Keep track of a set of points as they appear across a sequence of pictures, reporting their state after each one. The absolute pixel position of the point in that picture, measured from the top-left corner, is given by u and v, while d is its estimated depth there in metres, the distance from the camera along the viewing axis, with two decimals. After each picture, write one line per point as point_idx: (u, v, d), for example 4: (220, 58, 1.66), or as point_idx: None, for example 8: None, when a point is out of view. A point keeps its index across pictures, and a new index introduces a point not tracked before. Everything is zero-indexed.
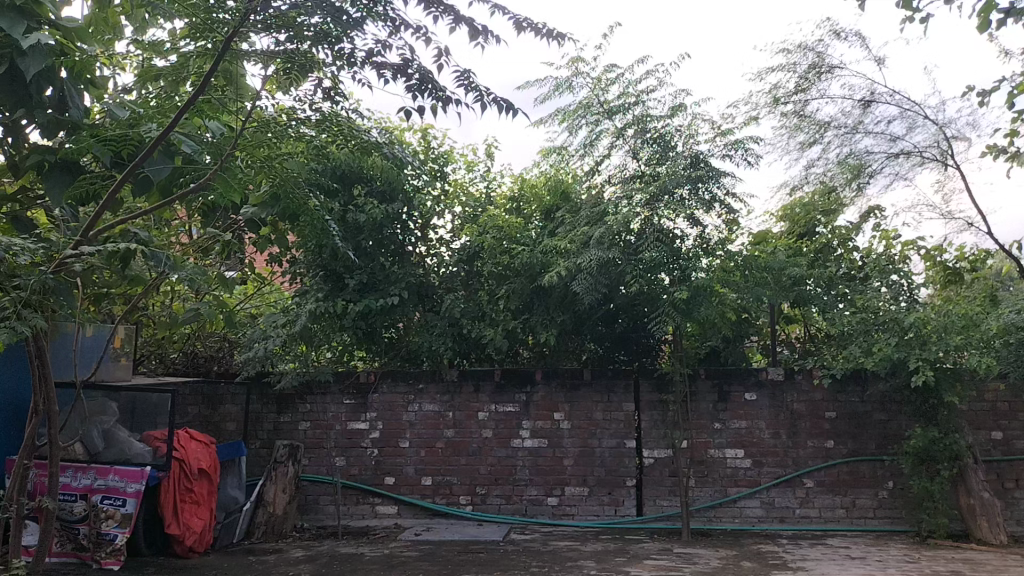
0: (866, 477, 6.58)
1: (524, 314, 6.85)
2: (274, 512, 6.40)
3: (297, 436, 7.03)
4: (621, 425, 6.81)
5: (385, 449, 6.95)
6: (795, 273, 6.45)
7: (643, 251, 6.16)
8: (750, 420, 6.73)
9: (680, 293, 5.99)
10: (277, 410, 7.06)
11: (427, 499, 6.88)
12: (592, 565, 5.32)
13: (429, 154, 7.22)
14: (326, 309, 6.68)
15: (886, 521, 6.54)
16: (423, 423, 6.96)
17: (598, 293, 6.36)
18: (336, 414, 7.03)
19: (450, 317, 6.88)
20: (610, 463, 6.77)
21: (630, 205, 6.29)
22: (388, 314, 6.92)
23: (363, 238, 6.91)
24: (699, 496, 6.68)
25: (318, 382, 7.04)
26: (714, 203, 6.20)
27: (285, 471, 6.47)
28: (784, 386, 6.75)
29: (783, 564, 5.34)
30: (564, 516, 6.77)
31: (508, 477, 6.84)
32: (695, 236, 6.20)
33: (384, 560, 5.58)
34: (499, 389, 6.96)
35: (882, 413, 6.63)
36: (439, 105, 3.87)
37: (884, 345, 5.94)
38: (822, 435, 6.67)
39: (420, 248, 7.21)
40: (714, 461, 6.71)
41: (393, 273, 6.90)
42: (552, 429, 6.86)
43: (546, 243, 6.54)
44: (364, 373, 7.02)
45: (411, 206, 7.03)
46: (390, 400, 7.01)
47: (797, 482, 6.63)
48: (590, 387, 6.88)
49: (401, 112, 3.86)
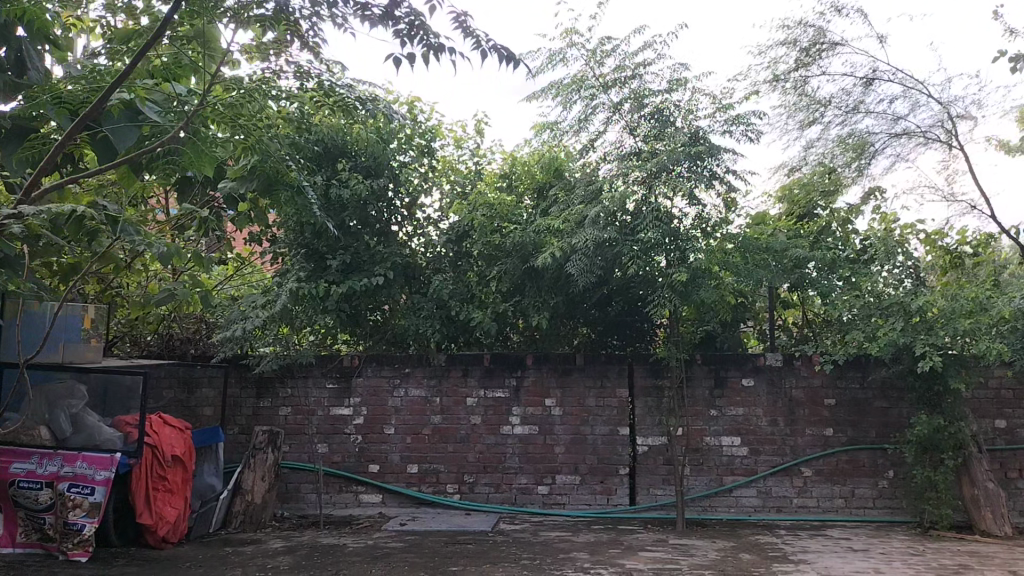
0: (866, 466, 6.38)
1: (515, 296, 6.60)
2: (252, 500, 6.11)
3: (277, 422, 6.76)
4: (614, 412, 6.58)
5: (369, 436, 6.69)
6: (797, 254, 6.20)
7: (641, 231, 5.89)
8: (748, 407, 6.51)
9: (678, 275, 5.76)
10: (256, 394, 6.78)
11: (413, 488, 6.63)
12: (585, 557, 5.09)
13: (416, 129, 6.91)
14: (309, 289, 6.40)
15: (886, 512, 6.36)
16: (409, 409, 6.70)
17: (593, 275, 6.12)
18: (318, 400, 6.75)
19: (438, 298, 6.62)
20: (602, 451, 6.54)
21: (627, 182, 6.02)
22: (373, 295, 6.66)
23: (347, 215, 6.65)
24: (694, 485, 6.46)
25: (299, 366, 6.76)
26: (714, 180, 5.95)
27: (264, 458, 6.20)
28: (783, 372, 6.53)
29: (784, 556, 5.13)
30: (554, 505, 6.54)
31: (496, 465, 6.60)
32: (694, 216, 5.95)
33: (367, 551, 5.33)
34: (488, 374, 6.70)
35: (883, 401, 6.43)
36: (430, 52, 3.64)
37: (890, 330, 5.73)
38: (821, 423, 6.46)
39: (407, 230, 6.94)
40: (710, 449, 6.50)
41: (378, 252, 6.63)
42: (543, 416, 6.62)
43: (540, 222, 6.27)
44: (347, 357, 6.75)
45: (397, 182, 6.74)
46: (375, 385, 6.74)
47: (795, 471, 6.42)
48: (582, 372, 6.64)
49: (389, 59, 3.64)
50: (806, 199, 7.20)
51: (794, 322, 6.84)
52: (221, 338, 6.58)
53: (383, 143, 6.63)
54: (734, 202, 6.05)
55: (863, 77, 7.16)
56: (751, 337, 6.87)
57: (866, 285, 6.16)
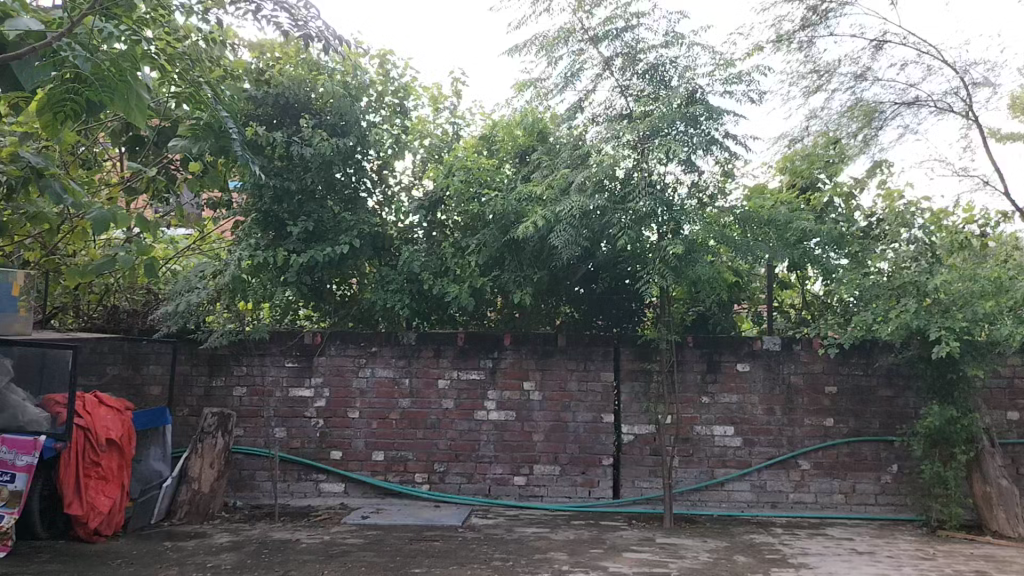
0: (867, 460, 5.92)
1: (493, 271, 6.02)
2: (199, 489, 5.54)
3: (231, 404, 6.18)
4: (598, 398, 6.06)
5: (331, 420, 6.14)
6: (802, 227, 5.64)
7: (631, 201, 5.33)
8: (742, 394, 6.01)
9: (672, 247, 5.21)
10: (208, 373, 6.19)
11: (379, 477, 6.10)
12: (564, 559, 4.57)
13: (387, 85, 6.31)
14: (263, 258, 5.84)
15: (889, 509, 5.89)
16: (376, 392, 6.15)
17: (578, 248, 5.56)
18: (276, 379, 6.18)
19: (408, 271, 6.02)
20: (585, 440, 6.03)
21: (618, 146, 5.43)
22: (337, 267, 6.11)
23: (309, 176, 6.03)
24: (683, 478, 5.97)
25: (256, 343, 6.18)
26: (713, 145, 5.42)
27: (213, 443, 5.63)
28: (781, 357, 6.03)
29: (783, 560, 4.63)
30: (531, 497, 6.02)
31: (470, 453, 6.08)
32: (689, 183, 5.45)
33: (321, 549, 4.78)
34: (462, 354, 6.16)
35: (888, 389, 5.96)
36: None
37: (903, 311, 5.22)
38: (821, 412, 5.98)
39: (377, 198, 6.39)
40: (701, 439, 6.00)
41: (344, 219, 6.05)
42: (521, 401, 6.09)
43: (521, 188, 5.69)
44: (308, 334, 6.18)
45: (365, 144, 6.14)
46: (338, 364, 6.18)
47: (792, 464, 5.95)
48: (564, 354, 6.11)
49: None
50: (809, 170, 6.68)
51: (791, 302, 6.46)
52: (165, 311, 5.96)
53: (350, 97, 6.03)
54: (733, 172, 5.50)
55: (873, 41, 6.62)
56: (743, 319, 6.42)
57: (875, 262, 5.64)
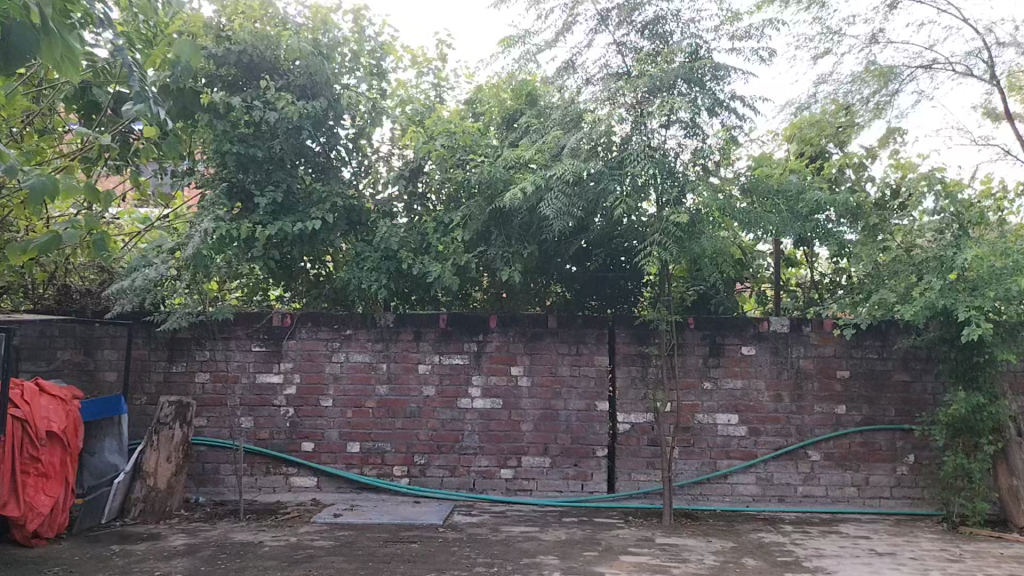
0: (882, 450, 5.49)
1: (479, 246, 5.51)
2: (154, 486, 5.07)
3: (193, 391, 5.68)
4: (592, 384, 5.58)
5: (301, 409, 5.65)
6: (816, 198, 5.16)
7: (627, 168, 4.84)
8: (748, 379, 5.55)
9: (677, 217, 4.75)
10: (167, 358, 5.68)
11: (354, 470, 5.62)
12: (555, 564, 4.10)
13: (362, 44, 5.74)
14: (228, 230, 5.29)
15: (904, 503, 5.47)
16: (350, 378, 5.66)
17: (571, 219, 5.06)
18: (242, 365, 5.68)
19: (385, 248, 5.51)
20: (577, 430, 5.56)
21: (614, 108, 4.96)
22: (309, 242, 5.61)
23: (276, 143, 5.51)
24: (683, 470, 5.52)
25: (219, 325, 5.67)
26: (719, 107, 4.95)
27: (170, 435, 5.15)
28: (789, 340, 5.57)
29: (797, 564, 4.19)
30: (519, 492, 5.57)
31: (453, 444, 5.61)
32: (692, 149, 4.97)
33: (286, 553, 4.30)
34: (444, 337, 5.68)
35: (905, 374, 5.52)
36: None
37: (927, 289, 4.74)
38: (832, 399, 5.53)
39: (354, 166, 5.89)
40: (703, 428, 5.54)
41: (316, 191, 5.56)
42: (508, 387, 5.62)
43: (508, 155, 5.19)
44: (277, 316, 5.68)
45: (336, 108, 5.60)
46: (310, 349, 5.68)
47: (801, 455, 5.51)
48: (554, 337, 5.63)
49: None
50: (818, 138, 6.18)
51: (798, 280, 6.07)
52: (117, 291, 5.30)
53: (320, 55, 5.49)
54: (735, 143, 5.00)
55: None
56: (749, 297, 6.08)
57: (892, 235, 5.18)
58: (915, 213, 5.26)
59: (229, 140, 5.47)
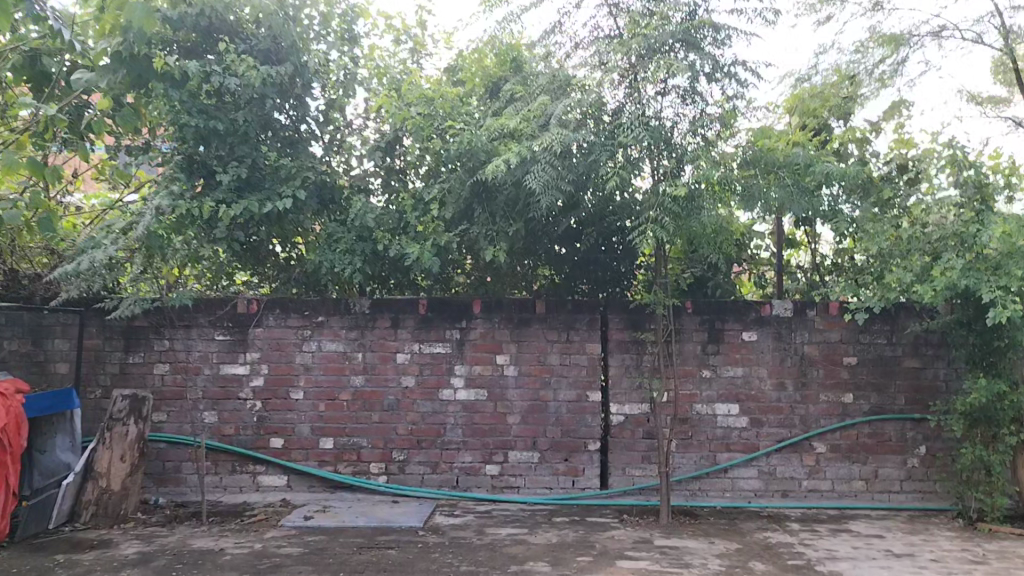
0: (891, 441, 5.16)
1: (460, 225, 5.10)
2: (107, 488, 4.61)
3: (151, 384, 5.24)
4: (583, 373, 5.20)
5: (269, 402, 5.23)
6: (825, 170, 4.77)
7: (621, 137, 4.45)
8: (749, 367, 5.18)
9: (674, 191, 4.36)
10: (123, 348, 5.24)
11: (327, 468, 5.22)
12: (547, 572, 3.72)
13: (332, 6, 5.26)
14: (188, 209, 4.88)
15: (915, 497, 5.16)
16: (323, 368, 5.24)
17: (561, 195, 4.66)
18: (204, 355, 5.25)
19: (360, 227, 5.09)
20: (567, 423, 5.18)
21: (606, 72, 4.55)
22: (277, 223, 5.17)
23: (239, 113, 5.07)
24: (681, 464, 5.16)
25: (179, 313, 5.24)
26: (720, 71, 4.56)
27: (123, 433, 4.69)
28: (793, 325, 5.21)
29: (811, 568, 3.83)
30: (506, 489, 5.19)
31: (434, 439, 5.21)
32: (692, 117, 4.55)
33: (250, 562, 3.89)
34: (424, 324, 5.27)
35: (915, 360, 5.18)
36: None
37: (947, 268, 4.39)
38: (839, 387, 5.18)
39: (324, 137, 5.42)
40: (702, 420, 5.17)
41: (283, 166, 5.13)
42: (493, 377, 5.23)
43: (492, 124, 4.78)
44: (242, 302, 5.25)
45: (304, 75, 5.16)
46: (278, 337, 5.26)
47: (805, 447, 5.17)
48: (543, 323, 5.24)
49: None
50: (822, 109, 5.74)
51: (798, 263, 5.71)
52: (63, 274, 4.84)
53: (286, 17, 5.04)
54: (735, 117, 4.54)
55: None
56: (747, 279, 5.70)
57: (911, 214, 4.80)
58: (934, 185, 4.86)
59: (187, 111, 4.99)
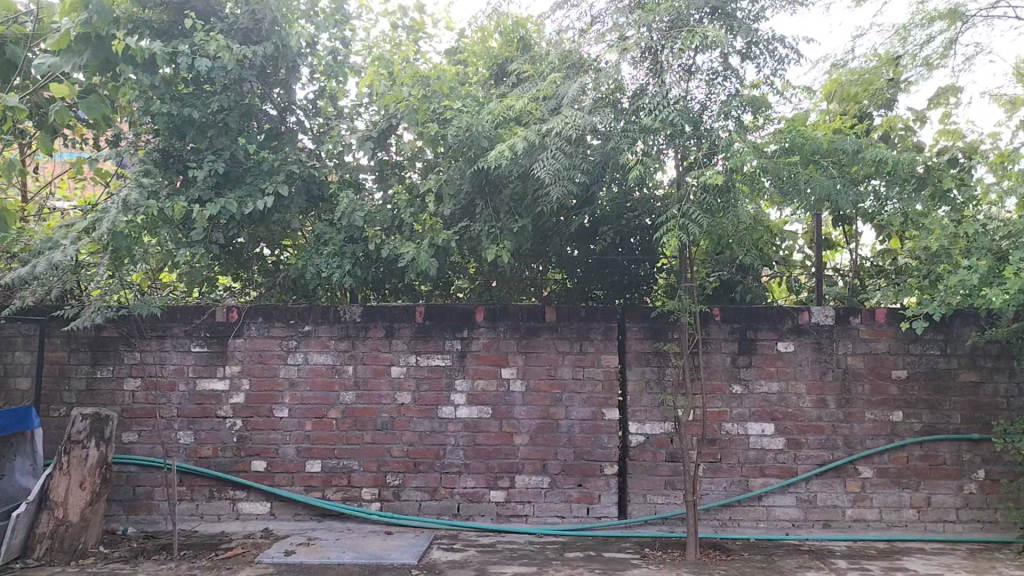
0: (946, 464, 4.59)
1: (461, 222, 4.58)
2: (64, 518, 4.10)
3: (120, 401, 4.74)
4: (599, 388, 4.66)
5: (251, 421, 4.71)
6: (877, 156, 4.21)
7: (645, 120, 3.92)
8: (785, 381, 4.63)
9: (710, 177, 3.82)
10: (90, 361, 4.74)
11: (314, 494, 4.70)
12: None
13: None
14: (157, 208, 4.34)
15: (974, 528, 4.58)
16: (310, 383, 4.73)
17: (574, 187, 4.13)
18: (179, 369, 4.75)
19: (349, 226, 4.55)
20: (581, 444, 4.64)
21: (626, 46, 4.01)
22: (260, 222, 4.67)
23: (215, 100, 4.56)
24: (709, 491, 4.60)
25: (152, 322, 4.74)
26: (755, 45, 4.03)
27: (83, 457, 4.18)
28: (834, 334, 4.65)
29: None
30: (513, 519, 4.65)
31: (433, 462, 4.68)
32: (724, 98, 4.01)
33: None
34: (422, 335, 4.75)
35: (972, 374, 4.61)
36: None
37: (1021, 269, 3.81)
38: (887, 404, 4.62)
39: (313, 127, 4.90)
40: (733, 441, 4.61)
41: (266, 159, 4.61)
42: (499, 394, 4.69)
43: (497, 106, 4.25)
44: (221, 310, 4.74)
45: (288, 56, 4.65)
46: (260, 349, 4.75)
47: (849, 471, 4.60)
48: (554, 333, 4.70)
49: None
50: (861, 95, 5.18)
51: (837, 265, 5.17)
52: (19, 278, 4.36)
53: None
54: (764, 100, 3.96)
55: None
56: (777, 284, 5.13)
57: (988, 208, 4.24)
58: (1006, 172, 4.25)
59: (160, 98, 4.47)
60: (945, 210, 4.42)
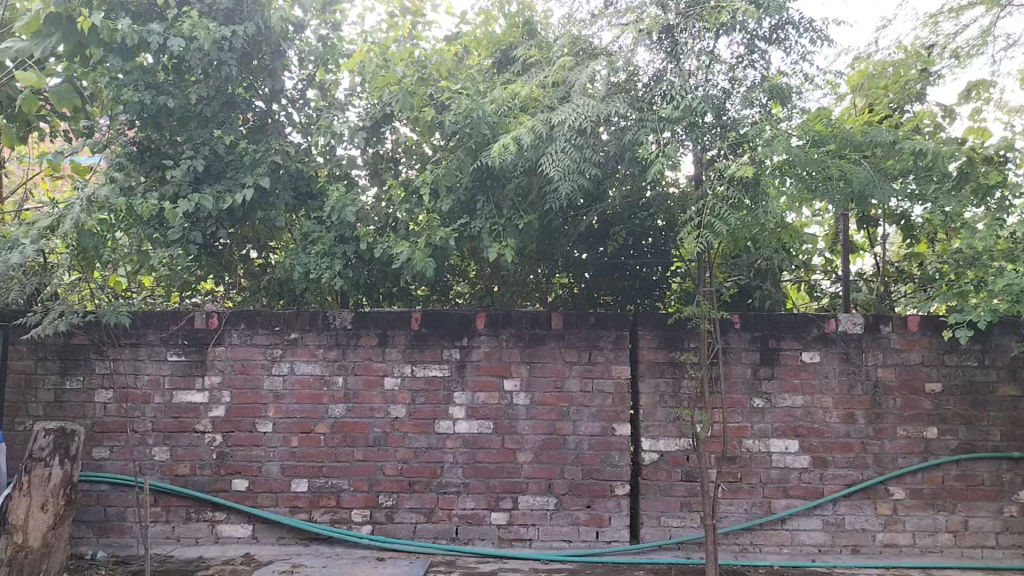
0: (985, 485, 4.24)
1: (460, 220, 4.23)
2: (23, 544, 3.71)
3: (91, 415, 4.38)
4: (609, 402, 4.30)
5: (232, 437, 4.35)
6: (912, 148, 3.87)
7: (662, 107, 3.58)
8: (810, 395, 4.28)
9: (734, 169, 3.47)
10: (59, 371, 4.38)
11: (300, 516, 4.33)
12: None
13: None
14: (129, 203, 3.99)
15: (1015, 554, 4.23)
16: (296, 396, 4.37)
17: (584, 179, 3.79)
18: (155, 379, 4.39)
19: (339, 223, 4.20)
20: (590, 462, 4.28)
21: (642, 26, 3.67)
22: (242, 220, 4.33)
23: (194, 88, 4.22)
24: (728, 513, 4.25)
25: (125, 328, 4.39)
26: (783, 27, 3.70)
27: (45, 476, 3.80)
28: (863, 343, 4.31)
29: None
30: (516, 543, 4.29)
31: (430, 481, 4.32)
32: (749, 85, 3.67)
33: None
34: (418, 343, 4.39)
35: (1012, 387, 4.27)
36: None
37: None
38: (920, 419, 4.27)
39: (302, 120, 4.55)
40: (754, 459, 4.26)
41: (249, 151, 4.26)
42: (500, 407, 4.34)
43: (501, 92, 3.91)
44: (200, 315, 4.38)
45: (271, 38, 4.28)
46: (242, 358, 4.39)
47: (879, 492, 4.25)
48: (561, 342, 4.35)
49: None
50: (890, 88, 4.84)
51: (859, 270, 4.83)
52: None
53: None
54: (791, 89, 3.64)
55: None
56: (796, 290, 4.81)
57: None
58: None
59: (134, 85, 4.12)
60: (987, 208, 4.07)
